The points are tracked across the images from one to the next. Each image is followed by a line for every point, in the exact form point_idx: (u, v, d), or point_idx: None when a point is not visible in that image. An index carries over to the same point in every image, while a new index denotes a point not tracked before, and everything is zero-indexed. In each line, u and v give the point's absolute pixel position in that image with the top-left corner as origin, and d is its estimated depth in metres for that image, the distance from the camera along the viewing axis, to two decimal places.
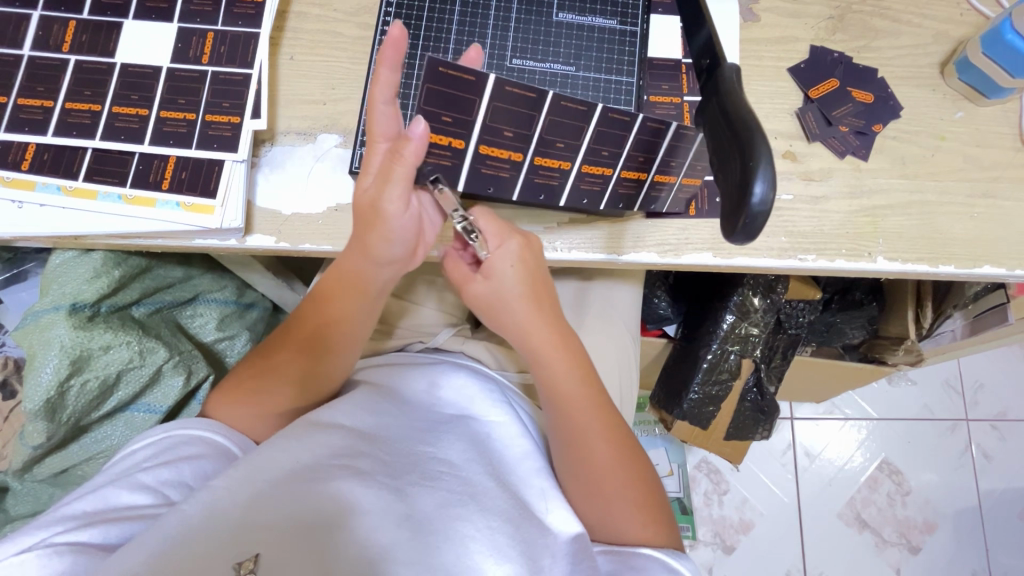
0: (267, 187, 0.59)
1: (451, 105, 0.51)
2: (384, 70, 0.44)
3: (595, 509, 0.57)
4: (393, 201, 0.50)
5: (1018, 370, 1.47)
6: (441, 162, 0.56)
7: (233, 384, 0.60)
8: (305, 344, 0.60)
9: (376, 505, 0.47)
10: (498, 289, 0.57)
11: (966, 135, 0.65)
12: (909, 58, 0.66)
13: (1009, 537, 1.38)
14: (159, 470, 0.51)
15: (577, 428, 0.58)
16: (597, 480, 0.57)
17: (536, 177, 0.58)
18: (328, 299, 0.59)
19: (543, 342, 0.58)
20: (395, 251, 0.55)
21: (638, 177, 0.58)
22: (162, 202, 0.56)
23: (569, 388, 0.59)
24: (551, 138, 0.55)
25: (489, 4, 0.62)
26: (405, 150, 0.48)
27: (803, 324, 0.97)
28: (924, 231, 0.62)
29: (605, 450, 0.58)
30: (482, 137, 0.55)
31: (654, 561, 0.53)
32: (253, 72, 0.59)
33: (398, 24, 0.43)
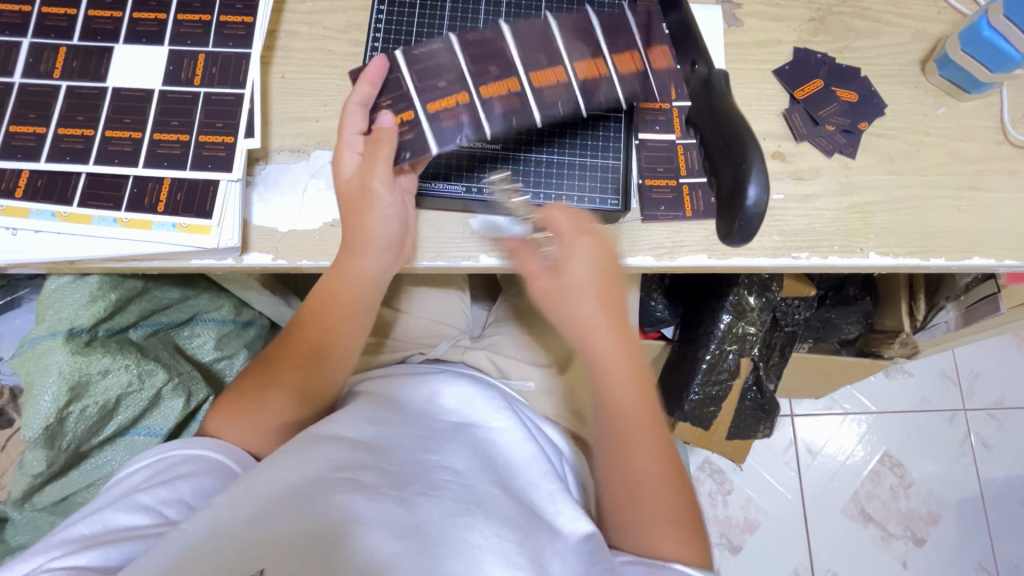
0: (262, 206, 0.59)
1: (382, 89, 0.57)
2: (364, 78, 0.56)
3: (630, 518, 0.55)
4: (382, 180, 0.54)
5: (1012, 357, 1.48)
6: (404, 135, 0.56)
7: (231, 401, 0.60)
8: (300, 353, 0.60)
9: (381, 517, 0.47)
10: (562, 287, 0.54)
11: (950, 130, 0.66)
12: (891, 57, 0.68)
13: (1012, 525, 1.39)
14: (157, 489, 0.50)
15: (625, 431, 0.55)
16: (635, 488, 0.55)
17: (494, 107, 0.58)
18: (323, 306, 0.59)
19: (603, 339, 0.54)
20: (386, 233, 0.56)
21: (596, 65, 0.59)
22: (157, 224, 0.56)
23: (623, 392, 0.55)
24: (483, 70, 0.58)
25: (477, 18, 0.64)
26: (384, 137, 0.55)
27: (799, 320, 0.99)
28: (914, 225, 0.63)
29: (649, 458, 0.55)
30: (423, 97, 0.57)
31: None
32: (245, 92, 0.59)
33: (351, 68, 0.61)
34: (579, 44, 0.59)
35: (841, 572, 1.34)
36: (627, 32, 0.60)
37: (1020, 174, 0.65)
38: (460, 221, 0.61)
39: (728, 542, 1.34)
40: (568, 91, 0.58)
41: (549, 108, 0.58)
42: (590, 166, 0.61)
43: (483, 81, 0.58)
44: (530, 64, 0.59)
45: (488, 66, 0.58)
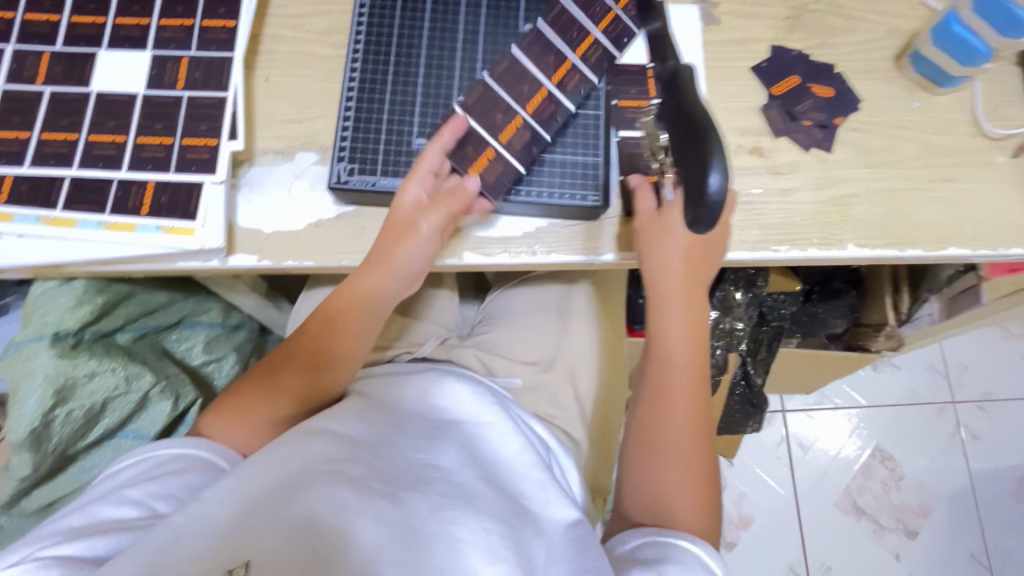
0: (248, 207, 0.60)
1: (462, 138, 0.58)
2: (448, 129, 0.57)
3: (648, 482, 0.56)
4: (430, 221, 0.56)
5: (999, 350, 1.50)
6: (495, 170, 0.59)
7: (228, 400, 0.61)
8: (305, 357, 0.61)
9: (370, 509, 0.47)
10: (663, 234, 0.58)
11: (924, 124, 0.67)
12: (865, 53, 0.69)
13: (1003, 516, 1.40)
14: (145, 484, 0.51)
15: (663, 386, 0.58)
16: (661, 453, 0.57)
17: (545, 116, 0.60)
18: (336, 316, 0.60)
19: (666, 286, 0.58)
20: (413, 267, 0.57)
21: (590, 41, 0.61)
22: (142, 226, 0.57)
23: (675, 342, 0.59)
24: (518, 89, 0.60)
25: (457, 18, 0.63)
26: (462, 193, 0.57)
27: (785, 315, 0.98)
28: (889, 217, 0.64)
29: (683, 429, 0.57)
30: (496, 131, 0.59)
31: (691, 555, 0.50)
32: (227, 95, 0.60)
33: (369, 100, 0.60)
34: (566, 32, 0.61)
35: (835, 566, 1.34)
36: (601, 1, 0.61)
37: (994, 166, 0.66)
38: None
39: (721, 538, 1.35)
40: (581, 74, 0.61)
41: (574, 96, 0.61)
42: (572, 162, 0.61)
43: (522, 101, 0.59)
44: (546, 69, 0.60)
45: (520, 85, 0.60)
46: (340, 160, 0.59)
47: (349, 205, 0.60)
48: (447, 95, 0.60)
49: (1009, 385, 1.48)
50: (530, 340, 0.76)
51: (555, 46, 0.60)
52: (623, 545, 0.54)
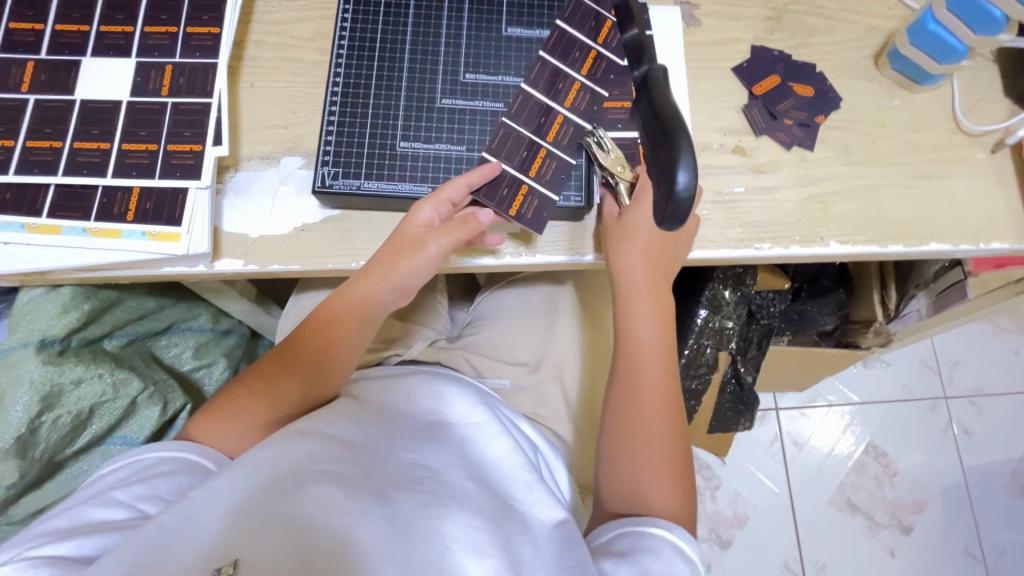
0: (233, 212, 0.60)
1: (494, 183, 0.59)
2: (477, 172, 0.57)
3: (624, 472, 0.58)
4: (438, 244, 0.56)
5: (989, 345, 1.51)
6: (531, 204, 0.59)
7: (216, 404, 0.61)
8: (301, 362, 0.62)
9: (356, 507, 0.47)
10: (629, 232, 0.59)
11: (904, 121, 0.68)
12: (845, 52, 0.70)
13: (997, 510, 1.41)
14: (133, 487, 0.51)
15: (635, 376, 0.60)
16: (634, 442, 0.59)
17: (566, 140, 0.60)
18: (332, 321, 0.61)
19: (634, 283, 0.61)
20: (413, 283, 0.58)
21: (592, 56, 0.62)
22: (127, 232, 0.57)
23: (642, 335, 0.61)
24: (536, 121, 0.60)
25: (441, 21, 0.63)
26: (473, 221, 0.57)
27: (774, 314, 0.99)
28: (870, 214, 0.65)
29: (654, 417, 0.59)
30: (524, 167, 0.59)
31: (664, 541, 0.52)
32: (212, 101, 0.60)
33: (384, 136, 0.60)
34: (569, 54, 0.62)
35: (831, 563, 1.35)
36: (596, 18, 0.63)
37: (973, 162, 0.67)
38: None
39: (717, 537, 1.35)
40: (590, 92, 0.61)
41: (588, 115, 0.61)
42: (557, 164, 0.60)
43: (541, 131, 0.60)
44: (556, 95, 0.61)
45: (537, 117, 0.60)
46: (325, 164, 0.59)
47: (334, 208, 0.61)
48: (430, 99, 0.61)
49: (1001, 380, 1.48)
50: (518, 342, 0.76)
51: (561, 69, 0.62)
52: (603, 537, 0.55)
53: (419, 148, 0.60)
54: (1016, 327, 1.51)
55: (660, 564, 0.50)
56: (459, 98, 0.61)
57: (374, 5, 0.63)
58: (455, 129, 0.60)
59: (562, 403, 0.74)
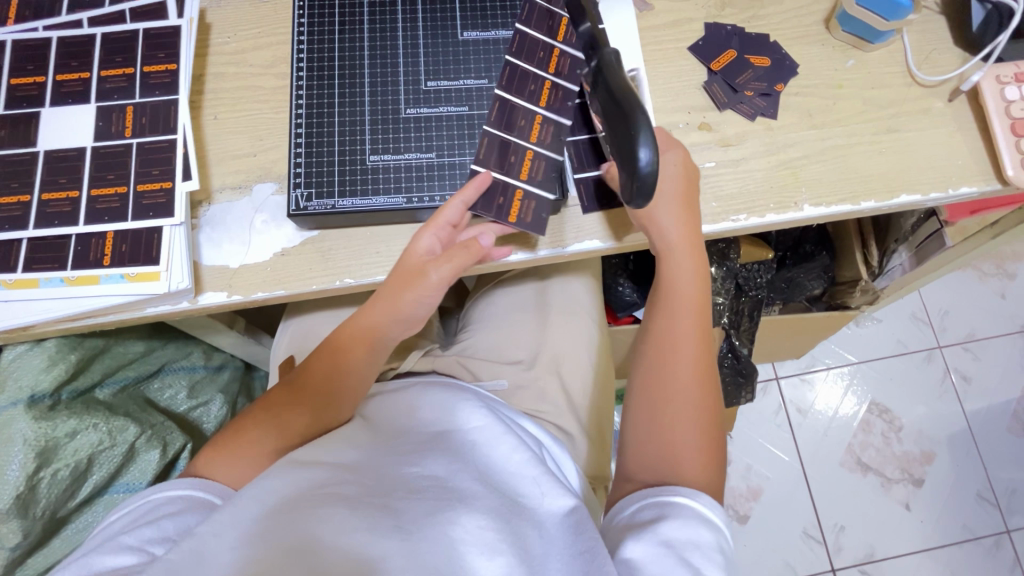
0: (211, 245, 0.61)
1: (493, 190, 0.59)
2: (468, 190, 0.56)
3: (652, 437, 0.60)
4: (440, 272, 0.56)
5: (975, 290, 1.53)
6: (530, 205, 0.59)
7: (225, 438, 0.61)
8: (308, 392, 0.62)
9: (360, 522, 0.48)
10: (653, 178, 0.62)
11: (861, 80, 0.69)
12: (796, 19, 0.71)
13: (1005, 451, 1.43)
14: (142, 529, 0.51)
15: (669, 336, 0.63)
16: (666, 408, 0.61)
17: (547, 138, 0.61)
18: (337, 349, 0.62)
19: (676, 241, 0.62)
20: (419, 310, 0.59)
21: (556, 53, 0.63)
22: (106, 277, 0.56)
23: (684, 288, 0.64)
24: (514, 126, 0.61)
25: (397, 34, 0.63)
26: (474, 247, 0.57)
27: (762, 284, 1.01)
28: (840, 173, 0.66)
29: (689, 381, 0.61)
30: (514, 172, 0.60)
31: (685, 508, 0.54)
32: (177, 137, 0.60)
33: (352, 151, 0.60)
34: (534, 56, 0.63)
35: (849, 524, 1.37)
36: (554, 15, 0.64)
37: (933, 112, 0.68)
38: (409, 231, 0.62)
39: (734, 512, 1.37)
40: (562, 88, 0.62)
41: (564, 109, 0.61)
42: (526, 159, 0.60)
43: (522, 133, 0.61)
44: (530, 98, 0.61)
45: (515, 120, 0.61)
46: (297, 186, 0.59)
47: (312, 229, 0.62)
48: (395, 110, 0.61)
49: (991, 323, 1.51)
50: (512, 342, 0.77)
51: (530, 70, 0.62)
52: (625, 513, 0.57)
53: (389, 160, 0.60)
54: (998, 270, 1.54)
55: (683, 531, 0.52)
56: (424, 107, 0.61)
57: (327, 25, 0.63)
58: (423, 136, 0.60)
59: (563, 398, 0.74)
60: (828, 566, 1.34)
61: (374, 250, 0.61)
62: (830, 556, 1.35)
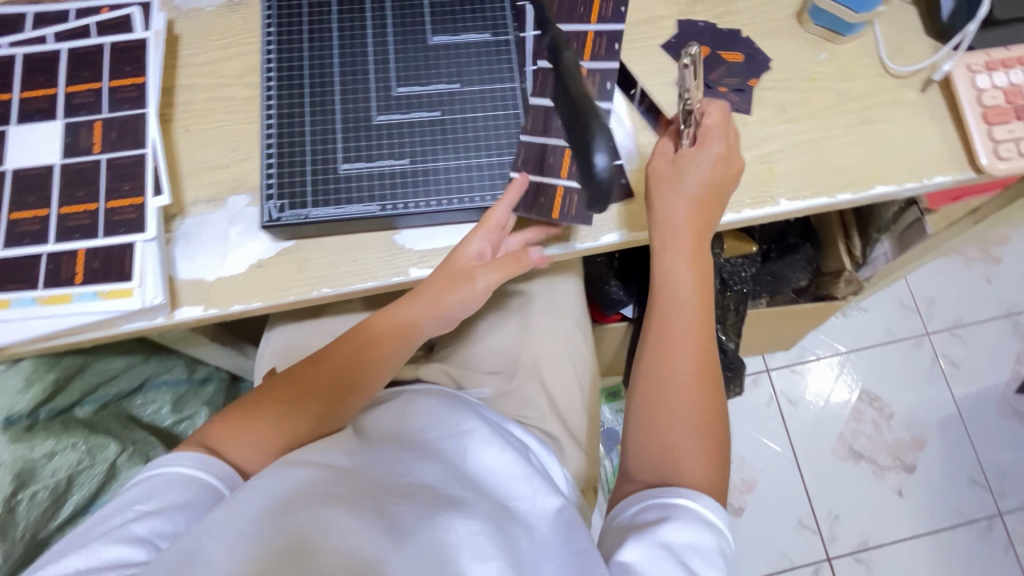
0: (187, 260, 0.60)
1: (534, 190, 0.59)
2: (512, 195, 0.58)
3: (652, 437, 0.60)
4: (486, 279, 0.59)
5: (961, 276, 1.54)
6: (571, 200, 0.59)
7: (247, 408, 0.62)
8: (333, 379, 0.62)
9: (352, 522, 0.47)
10: (678, 173, 0.61)
11: (834, 72, 0.69)
12: (768, 13, 0.71)
13: (995, 435, 1.44)
14: (152, 521, 0.51)
15: (666, 333, 0.62)
16: (664, 407, 0.60)
17: None
18: (372, 343, 0.63)
19: (679, 239, 0.61)
20: (460, 313, 0.61)
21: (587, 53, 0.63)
22: (78, 295, 0.56)
23: (678, 287, 0.62)
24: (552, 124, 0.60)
25: (367, 41, 0.63)
26: (523, 258, 0.60)
27: (746, 278, 1.02)
28: (815, 167, 0.66)
29: (686, 378, 0.60)
30: (555, 170, 0.59)
31: (687, 511, 0.54)
32: (146, 151, 0.59)
33: (323, 160, 0.59)
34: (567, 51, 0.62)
35: (843, 513, 1.37)
36: (584, 3, 0.64)
37: (905, 103, 0.69)
38: (386, 239, 0.62)
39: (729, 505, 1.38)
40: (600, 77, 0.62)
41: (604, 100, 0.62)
42: (499, 163, 0.60)
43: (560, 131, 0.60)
44: None
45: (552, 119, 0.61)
46: (269, 198, 0.59)
47: (287, 240, 0.61)
48: (366, 117, 0.61)
49: (977, 308, 1.52)
50: (494, 348, 0.77)
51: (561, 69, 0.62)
52: (625, 514, 0.57)
53: (361, 168, 0.59)
54: (982, 255, 1.55)
55: (685, 535, 0.52)
56: (395, 113, 0.61)
57: (296, 34, 0.63)
58: (395, 143, 0.60)
59: (546, 401, 0.74)
60: (824, 555, 1.35)
61: (351, 258, 0.61)
62: (825, 545, 1.36)
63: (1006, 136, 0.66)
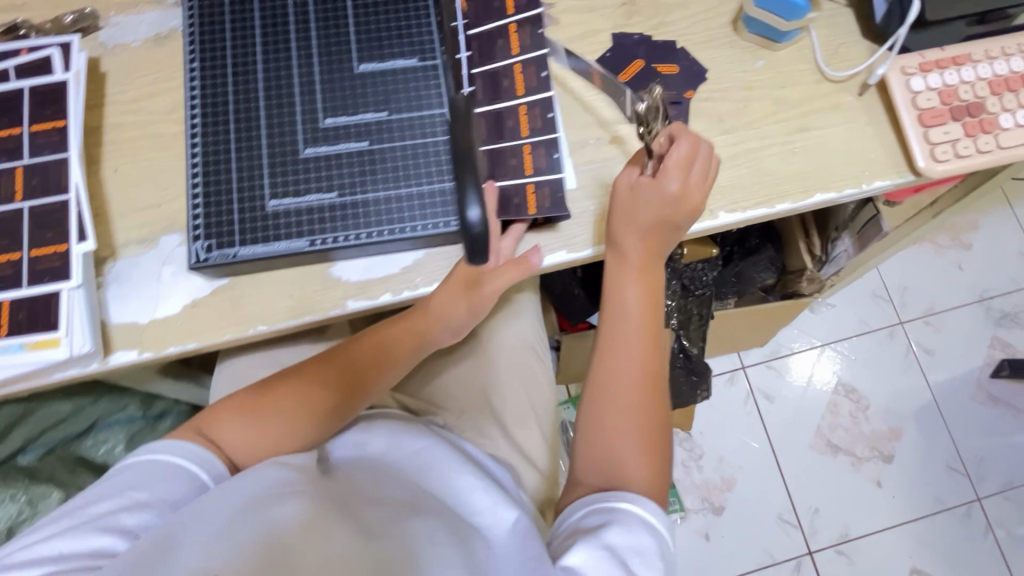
0: (119, 303, 0.60)
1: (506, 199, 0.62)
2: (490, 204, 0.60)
3: (596, 446, 0.60)
4: (496, 283, 0.61)
5: (932, 263, 1.54)
6: (542, 197, 0.62)
7: (251, 399, 0.63)
8: (347, 379, 0.65)
9: (320, 519, 0.48)
10: (630, 201, 0.60)
11: (770, 80, 0.69)
12: (702, 23, 0.71)
13: (972, 421, 1.44)
14: (137, 512, 0.51)
15: (613, 348, 0.62)
16: (609, 418, 0.61)
17: (530, 150, 0.63)
18: (387, 344, 0.66)
19: (627, 261, 0.62)
20: (472, 320, 0.65)
21: (518, 68, 0.64)
22: (4, 348, 0.55)
23: (627, 304, 0.62)
24: (501, 134, 0.63)
25: (292, 73, 0.62)
26: (525, 265, 0.62)
27: (708, 282, 1.01)
28: (753, 177, 0.66)
29: (631, 391, 0.61)
30: (519, 171, 0.63)
31: (632, 515, 0.54)
32: (69, 196, 0.58)
33: (250, 197, 0.59)
34: (500, 85, 0.64)
35: (823, 506, 1.38)
36: (502, 33, 0.65)
37: (844, 107, 0.68)
38: (322, 271, 0.61)
39: (709, 504, 1.38)
40: (538, 102, 0.64)
41: (547, 124, 0.63)
42: (429, 192, 0.60)
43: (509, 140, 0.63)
44: (505, 113, 0.64)
45: (501, 130, 0.63)
46: (196, 238, 0.58)
47: (222, 277, 0.60)
48: (293, 150, 0.60)
49: (949, 295, 1.52)
50: (445, 383, 0.77)
51: (501, 81, 0.64)
52: (571, 518, 0.56)
53: (289, 204, 0.59)
54: (953, 242, 1.55)
55: (626, 538, 0.51)
56: (323, 145, 0.60)
57: (219, 67, 0.62)
58: (324, 176, 0.59)
59: (499, 426, 0.74)
60: (805, 550, 1.35)
61: (287, 294, 0.60)
62: (806, 539, 1.36)
63: (943, 138, 0.65)
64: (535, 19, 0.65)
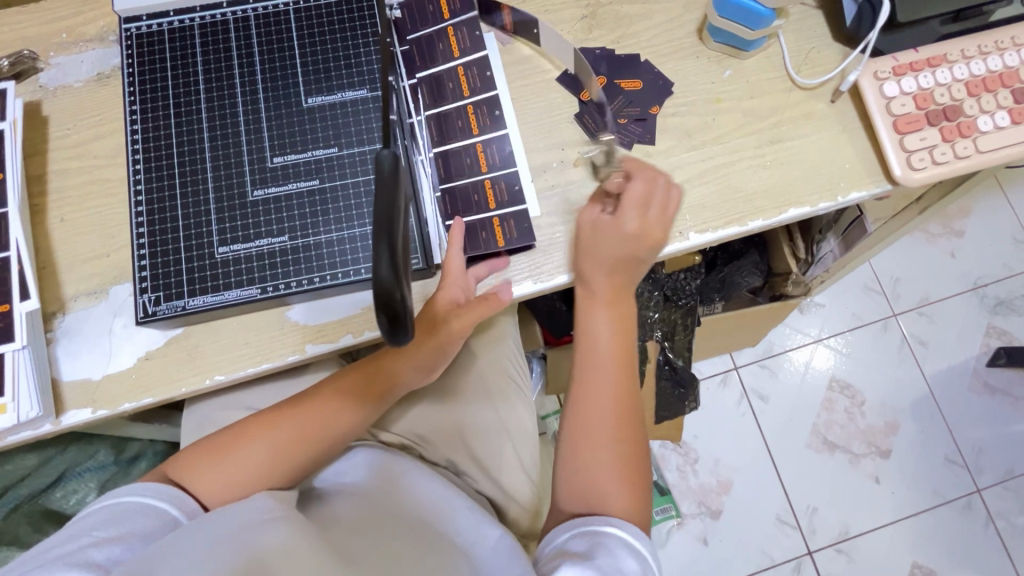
0: (69, 359, 0.58)
1: (474, 234, 0.61)
2: (457, 242, 0.59)
3: (577, 471, 0.58)
4: (463, 322, 0.59)
5: (925, 252, 1.52)
6: (508, 227, 0.61)
7: (216, 445, 0.60)
8: (312, 425, 0.62)
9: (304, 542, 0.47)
10: (605, 234, 0.58)
11: (739, 91, 0.66)
12: (666, 34, 0.68)
13: (969, 411, 1.42)
14: (107, 546, 0.49)
15: (586, 378, 0.60)
16: (589, 444, 0.58)
17: (489, 187, 0.62)
18: (354, 387, 0.63)
19: (599, 291, 0.59)
20: (442, 361, 0.63)
21: (471, 109, 0.64)
22: None
23: (599, 334, 0.60)
24: (460, 173, 0.63)
25: (236, 110, 0.60)
26: (492, 300, 0.59)
27: (691, 292, 0.98)
28: (723, 195, 0.64)
29: (608, 419, 0.59)
30: (483, 207, 0.62)
31: (615, 540, 0.53)
32: (11, 253, 0.56)
33: (199, 245, 0.57)
34: (453, 127, 0.64)
35: (822, 505, 1.36)
36: (450, 76, 0.64)
37: (816, 116, 0.66)
38: (278, 316, 0.58)
39: (706, 508, 1.37)
40: (493, 140, 0.63)
41: (505, 160, 0.63)
42: None
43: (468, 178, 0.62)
44: (461, 153, 0.63)
45: (458, 169, 0.63)
46: (144, 290, 0.56)
47: (176, 327, 0.58)
48: (241, 193, 0.58)
49: (943, 284, 1.50)
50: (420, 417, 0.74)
51: (456, 121, 0.64)
52: (553, 543, 0.55)
53: (239, 250, 0.57)
54: (945, 230, 1.53)
55: (610, 563, 0.50)
56: (271, 186, 0.58)
57: (161, 109, 0.60)
58: (273, 219, 0.57)
59: (477, 463, 0.72)
60: (805, 550, 1.34)
61: (243, 343, 0.58)
62: (806, 539, 1.35)
63: (919, 145, 0.63)
64: (481, 62, 0.65)
